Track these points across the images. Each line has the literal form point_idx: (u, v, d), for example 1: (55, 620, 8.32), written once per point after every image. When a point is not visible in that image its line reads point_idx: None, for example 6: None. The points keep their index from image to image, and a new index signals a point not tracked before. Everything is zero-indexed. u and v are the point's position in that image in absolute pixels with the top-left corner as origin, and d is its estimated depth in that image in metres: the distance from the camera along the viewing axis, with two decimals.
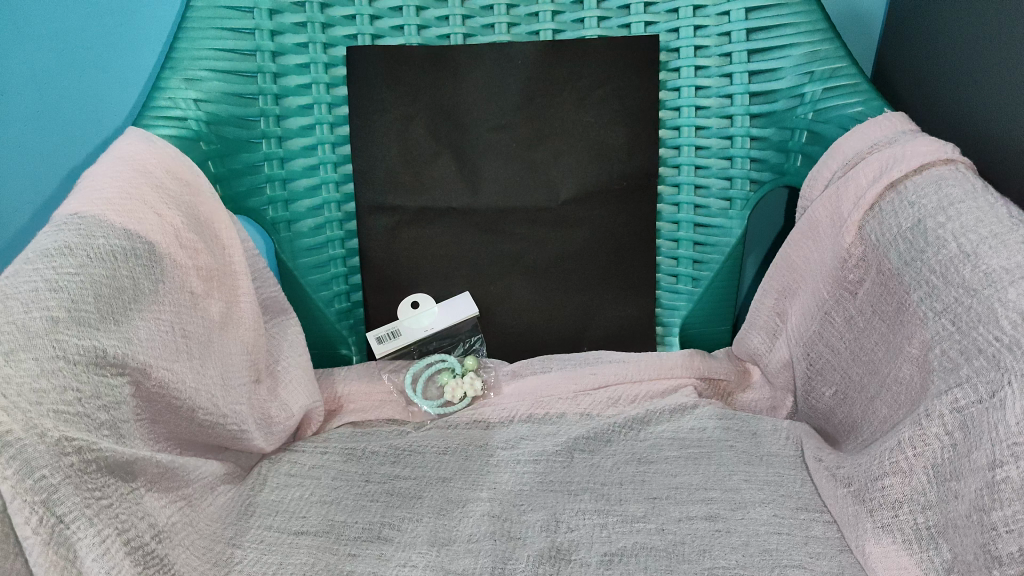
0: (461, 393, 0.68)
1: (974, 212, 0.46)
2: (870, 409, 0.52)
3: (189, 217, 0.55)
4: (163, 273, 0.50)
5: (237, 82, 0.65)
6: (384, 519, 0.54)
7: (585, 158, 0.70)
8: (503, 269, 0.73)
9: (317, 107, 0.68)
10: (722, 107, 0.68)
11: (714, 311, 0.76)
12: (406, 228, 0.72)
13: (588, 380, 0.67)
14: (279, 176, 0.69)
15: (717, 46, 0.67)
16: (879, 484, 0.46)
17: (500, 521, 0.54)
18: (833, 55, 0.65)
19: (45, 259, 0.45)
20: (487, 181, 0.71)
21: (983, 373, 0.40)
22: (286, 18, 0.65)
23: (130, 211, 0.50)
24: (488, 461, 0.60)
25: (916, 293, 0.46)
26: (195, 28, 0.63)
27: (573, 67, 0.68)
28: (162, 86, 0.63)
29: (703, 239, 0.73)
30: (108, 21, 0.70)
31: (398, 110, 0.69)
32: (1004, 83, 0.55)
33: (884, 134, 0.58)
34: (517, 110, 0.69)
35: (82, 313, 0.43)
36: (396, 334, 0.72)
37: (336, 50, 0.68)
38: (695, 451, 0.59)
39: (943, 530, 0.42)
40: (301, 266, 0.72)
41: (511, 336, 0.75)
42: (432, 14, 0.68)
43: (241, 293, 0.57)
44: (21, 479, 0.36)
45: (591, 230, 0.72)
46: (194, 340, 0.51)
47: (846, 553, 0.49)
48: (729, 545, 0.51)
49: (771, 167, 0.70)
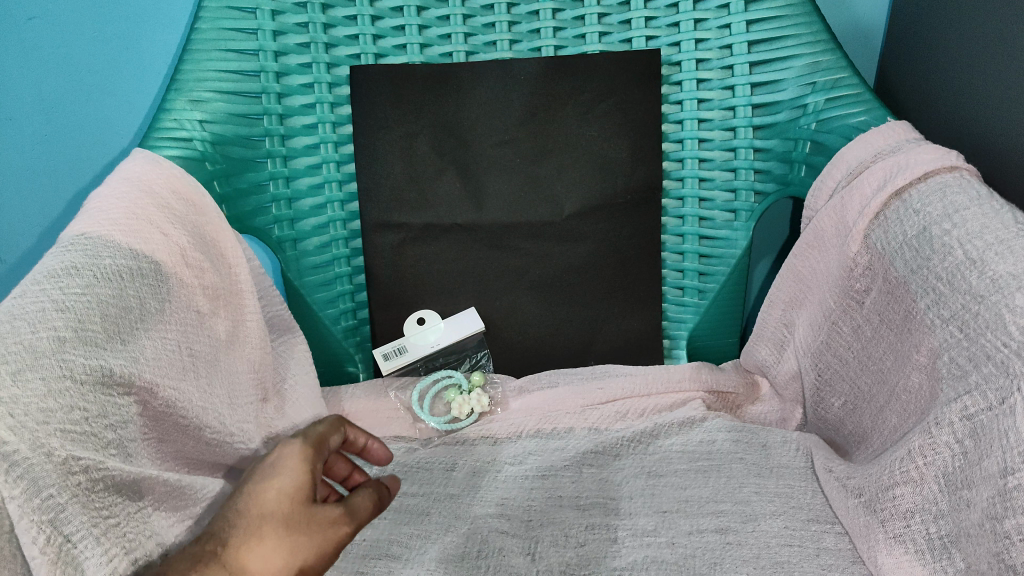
0: (468, 409, 0.68)
1: (979, 218, 0.45)
2: (880, 418, 0.52)
3: (194, 235, 0.55)
4: (169, 292, 0.50)
5: (242, 103, 0.65)
6: (392, 537, 0.54)
7: (588, 172, 0.71)
8: (508, 284, 0.73)
9: (321, 127, 0.69)
10: (725, 119, 0.69)
11: (720, 324, 0.76)
12: (411, 245, 0.72)
13: (595, 395, 0.67)
14: (284, 195, 0.69)
15: (718, 59, 0.67)
16: (891, 493, 0.45)
17: (508, 537, 0.54)
18: (836, 65, 0.65)
19: (52, 280, 0.45)
20: (492, 197, 0.71)
21: (993, 379, 0.39)
22: (290, 38, 0.66)
23: (136, 230, 0.51)
24: (495, 477, 0.59)
25: (922, 301, 0.46)
26: (199, 49, 0.64)
27: (575, 82, 0.69)
28: (167, 107, 0.63)
29: (708, 251, 0.73)
30: (112, 45, 0.71)
31: (402, 127, 0.70)
32: (1007, 88, 0.55)
33: (887, 142, 0.58)
34: (519, 125, 0.70)
35: (89, 333, 0.43)
36: (402, 351, 0.73)
37: (339, 70, 0.68)
38: (704, 464, 0.58)
39: (956, 540, 0.41)
40: (308, 284, 0.72)
41: (518, 350, 0.75)
42: (435, 32, 0.69)
43: (247, 312, 0.58)
44: (30, 498, 0.36)
45: (595, 244, 0.72)
46: (200, 359, 0.51)
47: (858, 564, 0.48)
48: (740, 558, 0.50)
49: (775, 177, 0.70)
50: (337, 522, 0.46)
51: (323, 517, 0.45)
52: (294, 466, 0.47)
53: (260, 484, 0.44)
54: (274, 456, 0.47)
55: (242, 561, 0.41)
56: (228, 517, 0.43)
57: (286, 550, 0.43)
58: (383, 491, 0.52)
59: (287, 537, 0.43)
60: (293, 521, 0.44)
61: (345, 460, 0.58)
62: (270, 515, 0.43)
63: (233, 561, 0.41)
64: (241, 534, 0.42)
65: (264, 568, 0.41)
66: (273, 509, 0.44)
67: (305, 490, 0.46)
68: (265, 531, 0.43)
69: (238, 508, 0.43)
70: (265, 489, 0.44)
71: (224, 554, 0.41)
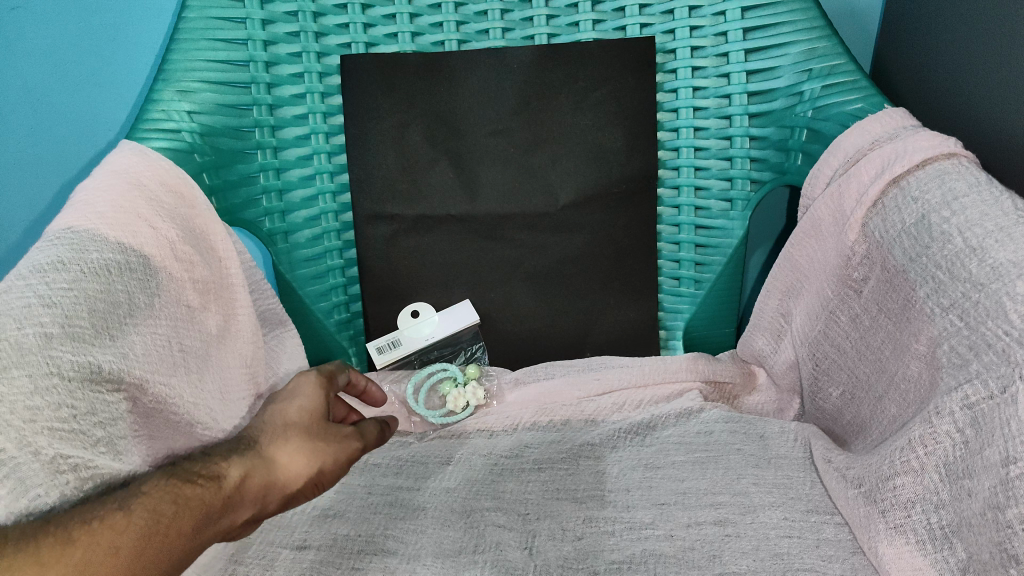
0: (464, 401, 0.68)
1: (979, 205, 0.45)
2: (879, 408, 0.52)
3: (184, 229, 0.54)
4: (159, 287, 0.49)
5: (231, 93, 0.64)
6: (388, 532, 0.54)
7: (583, 162, 0.70)
8: (504, 274, 0.73)
9: (312, 117, 0.68)
10: (721, 107, 0.68)
11: (716, 314, 0.75)
12: (405, 236, 0.72)
13: (592, 386, 0.67)
14: (275, 187, 0.68)
15: (714, 47, 0.66)
16: (891, 484, 0.45)
17: (506, 531, 0.53)
18: (832, 51, 0.64)
19: (38, 274, 0.44)
20: (486, 188, 0.70)
21: (993, 368, 0.39)
22: (279, 27, 0.65)
23: (123, 223, 0.49)
24: (493, 470, 0.59)
25: (922, 289, 0.45)
26: (186, 39, 0.62)
27: (568, 71, 0.68)
28: (154, 98, 0.61)
29: (704, 241, 0.73)
30: (99, 35, 0.70)
31: (394, 117, 0.69)
32: (1006, 73, 0.54)
33: (885, 130, 0.57)
34: (513, 114, 0.69)
35: (77, 328, 0.42)
36: (396, 344, 0.71)
37: (330, 59, 0.67)
38: (702, 455, 0.58)
39: (957, 530, 0.40)
40: (300, 277, 0.71)
41: (514, 342, 0.75)
42: (426, 21, 0.67)
43: (238, 306, 0.58)
44: (16, 499, 0.36)
45: (591, 234, 0.72)
46: (191, 354, 0.51)
47: (858, 554, 0.48)
48: (739, 550, 0.50)
49: (771, 166, 0.69)
50: (347, 437, 0.54)
51: (338, 430, 0.54)
52: (310, 392, 0.55)
53: (283, 402, 0.53)
54: (293, 384, 0.56)
55: (274, 452, 0.49)
56: (254, 429, 0.50)
57: (308, 451, 0.50)
58: (388, 422, 0.60)
59: (310, 439, 0.51)
60: (313, 431, 0.52)
61: (343, 403, 0.61)
62: (293, 423, 0.52)
63: (268, 452, 0.49)
64: (272, 435, 0.50)
65: (293, 461, 0.49)
66: (296, 419, 0.52)
67: (321, 408, 0.54)
68: (290, 435, 0.50)
69: (264, 420, 0.51)
70: (287, 406, 0.53)
71: (259, 446, 0.49)
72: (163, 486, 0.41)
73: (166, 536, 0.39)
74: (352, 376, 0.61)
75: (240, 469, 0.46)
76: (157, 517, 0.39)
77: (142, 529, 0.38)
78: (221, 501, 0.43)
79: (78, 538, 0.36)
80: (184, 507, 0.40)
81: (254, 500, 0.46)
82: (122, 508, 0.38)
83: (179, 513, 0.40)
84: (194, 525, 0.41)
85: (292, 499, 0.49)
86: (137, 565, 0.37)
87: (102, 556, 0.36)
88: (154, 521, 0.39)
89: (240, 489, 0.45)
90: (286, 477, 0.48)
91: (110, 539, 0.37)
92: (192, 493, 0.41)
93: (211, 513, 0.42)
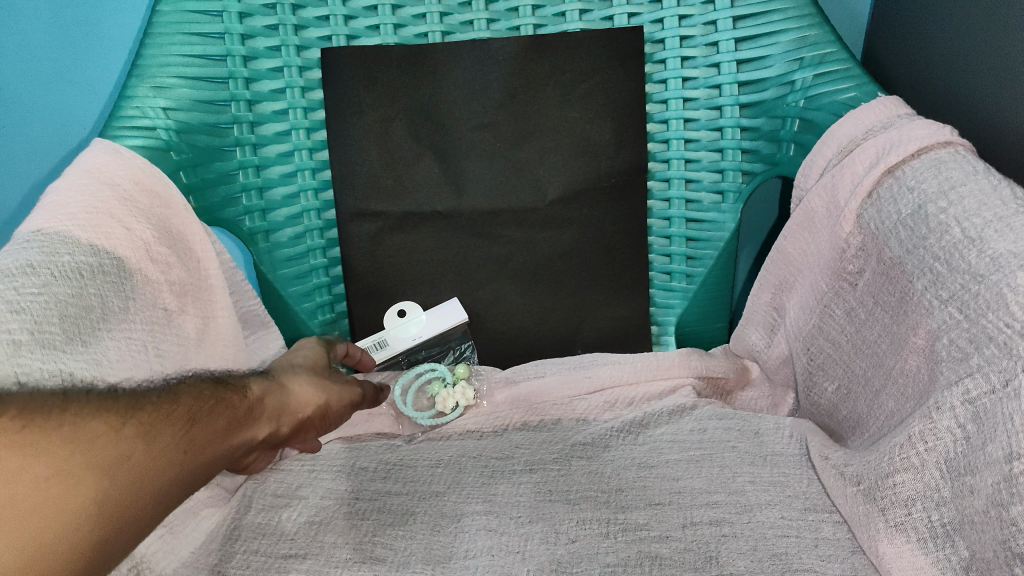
0: (453, 402, 0.66)
1: (976, 194, 0.44)
2: (876, 403, 0.51)
3: (160, 228, 0.53)
4: (134, 290, 0.48)
5: (209, 89, 0.62)
6: (376, 539, 0.52)
7: (571, 155, 0.69)
8: (492, 273, 0.71)
9: (292, 113, 0.66)
10: (711, 98, 0.66)
11: (707, 309, 0.74)
12: (390, 234, 0.70)
13: (583, 385, 0.65)
14: (254, 185, 0.66)
15: (703, 36, 0.65)
16: (890, 481, 0.44)
17: (497, 535, 0.52)
18: (823, 40, 0.62)
19: (5, 279, 0.42)
20: (472, 183, 0.69)
21: (995, 362, 0.38)
22: (257, 20, 0.63)
23: (95, 224, 0.48)
24: (483, 472, 0.58)
25: (920, 282, 0.44)
26: (162, 33, 0.61)
27: (555, 62, 0.66)
28: (128, 95, 0.60)
29: (695, 234, 0.71)
30: (73, 32, 0.68)
31: (377, 111, 0.67)
32: (1003, 59, 0.53)
33: (880, 118, 0.56)
34: (499, 107, 0.67)
35: (47, 334, 0.41)
36: (383, 344, 0.69)
37: (310, 53, 0.65)
38: (697, 454, 0.57)
39: (959, 528, 0.40)
40: (282, 277, 0.70)
41: (503, 340, 0.73)
42: (409, 12, 0.66)
43: (218, 309, 0.56)
44: None
45: (580, 229, 0.71)
46: (170, 359, 0.49)
47: (858, 554, 0.47)
48: (736, 550, 0.49)
49: (763, 157, 0.68)
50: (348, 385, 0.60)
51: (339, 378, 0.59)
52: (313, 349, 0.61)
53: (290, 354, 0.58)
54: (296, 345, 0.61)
55: (286, 380, 0.54)
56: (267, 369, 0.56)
57: (317, 385, 0.56)
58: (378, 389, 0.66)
59: (316, 377, 0.57)
60: (318, 372, 0.57)
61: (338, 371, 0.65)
62: (300, 365, 0.57)
63: (282, 380, 0.54)
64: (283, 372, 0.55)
65: (304, 389, 0.54)
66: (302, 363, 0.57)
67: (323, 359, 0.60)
68: (297, 373, 0.56)
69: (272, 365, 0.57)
70: (293, 356, 0.58)
71: (274, 377, 0.54)
72: (200, 387, 0.46)
73: (208, 422, 0.44)
74: (349, 350, 0.64)
75: (260, 387, 0.51)
76: (199, 405, 0.44)
77: (189, 411, 0.43)
78: (246, 408, 0.48)
79: (143, 406, 0.41)
80: (220, 404, 0.45)
81: (271, 417, 0.50)
82: (171, 394, 0.43)
83: (215, 406, 0.45)
84: (227, 422, 0.46)
85: (301, 423, 0.54)
86: (189, 439, 0.42)
87: (165, 423, 0.41)
88: (198, 408, 0.44)
89: (261, 402, 0.50)
90: (296, 402, 0.53)
91: (168, 412, 0.42)
92: (225, 395, 0.46)
93: (239, 416, 0.47)
